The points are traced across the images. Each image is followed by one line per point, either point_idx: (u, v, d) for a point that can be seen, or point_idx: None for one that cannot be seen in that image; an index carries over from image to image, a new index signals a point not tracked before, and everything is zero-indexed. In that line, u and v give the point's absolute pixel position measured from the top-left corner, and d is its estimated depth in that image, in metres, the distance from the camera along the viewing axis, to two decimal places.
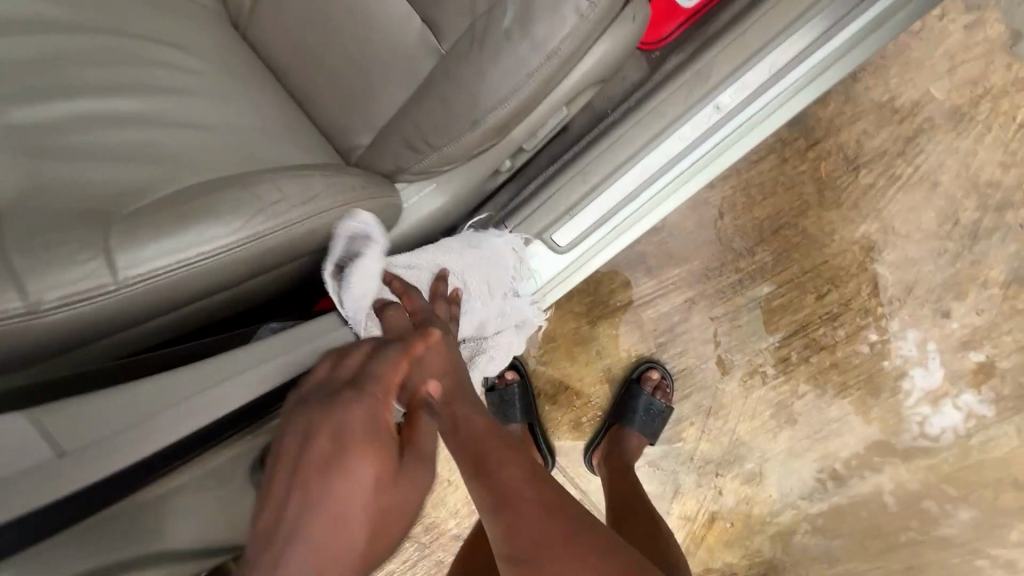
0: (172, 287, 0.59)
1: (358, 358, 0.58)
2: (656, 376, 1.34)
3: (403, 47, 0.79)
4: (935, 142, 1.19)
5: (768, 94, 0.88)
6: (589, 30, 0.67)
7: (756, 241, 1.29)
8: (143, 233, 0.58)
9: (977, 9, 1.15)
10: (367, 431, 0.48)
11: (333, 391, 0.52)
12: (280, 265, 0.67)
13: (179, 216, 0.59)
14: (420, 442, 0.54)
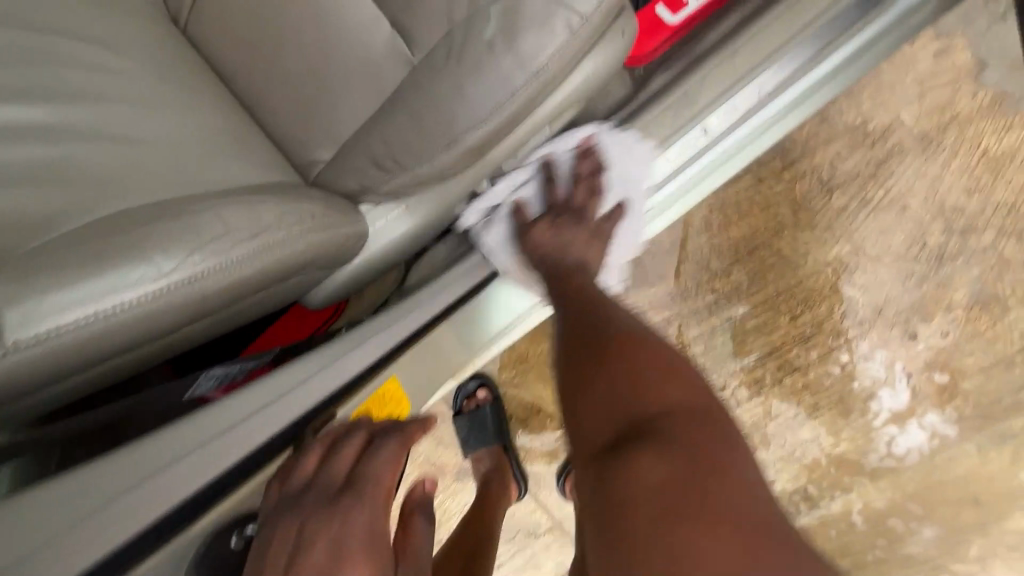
0: (89, 343, 0.50)
1: (353, 453, 0.50)
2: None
3: (368, 54, 0.70)
4: (905, 166, 1.20)
5: (747, 124, 0.89)
6: (580, 46, 0.60)
7: (732, 261, 1.27)
8: (58, 278, 0.49)
9: (946, 36, 1.16)
10: (368, 539, 0.43)
11: (331, 496, 0.46)
12: (223, 306, 0.58)
13: (98, 258, 0.51)
14: (413, 553, 0.52)
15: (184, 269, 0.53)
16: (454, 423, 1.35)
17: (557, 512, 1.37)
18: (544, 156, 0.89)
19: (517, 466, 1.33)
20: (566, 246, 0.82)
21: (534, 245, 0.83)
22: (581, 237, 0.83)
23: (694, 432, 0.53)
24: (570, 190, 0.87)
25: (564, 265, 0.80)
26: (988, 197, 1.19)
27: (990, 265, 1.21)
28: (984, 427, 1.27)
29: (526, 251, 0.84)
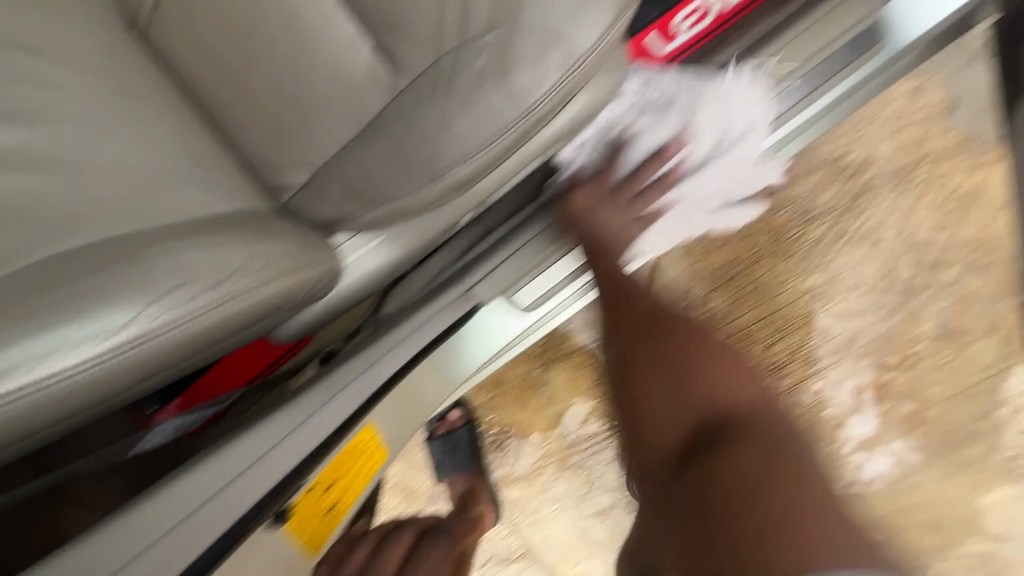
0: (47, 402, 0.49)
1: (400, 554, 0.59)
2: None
3: (349, 77, 0.66)
4: (879, 200, 1.23)
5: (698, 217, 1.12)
6: (575, 85, 0.58)
7: (711, 289, 1.27)
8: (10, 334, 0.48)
9: (920, 75, 1.19)
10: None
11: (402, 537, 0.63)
12: (188, 356, 0.55)
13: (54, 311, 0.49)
14: None
15: (142, 322, 0.51)
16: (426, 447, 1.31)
17: (529, 538, 1.34)
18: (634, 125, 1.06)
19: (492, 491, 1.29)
20: (602, 208, 1.03)
21: (579, 206, 1.03)
22: (612, 212, 1.03)
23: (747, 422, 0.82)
24: (647, 165, 1.07)
25: (598, 234, 1.02)
26: (955, 232, 1.22)
27: (955, 297, 1.25)
28: (947, 455, 1.30)
29: (568, 213, 1.03)
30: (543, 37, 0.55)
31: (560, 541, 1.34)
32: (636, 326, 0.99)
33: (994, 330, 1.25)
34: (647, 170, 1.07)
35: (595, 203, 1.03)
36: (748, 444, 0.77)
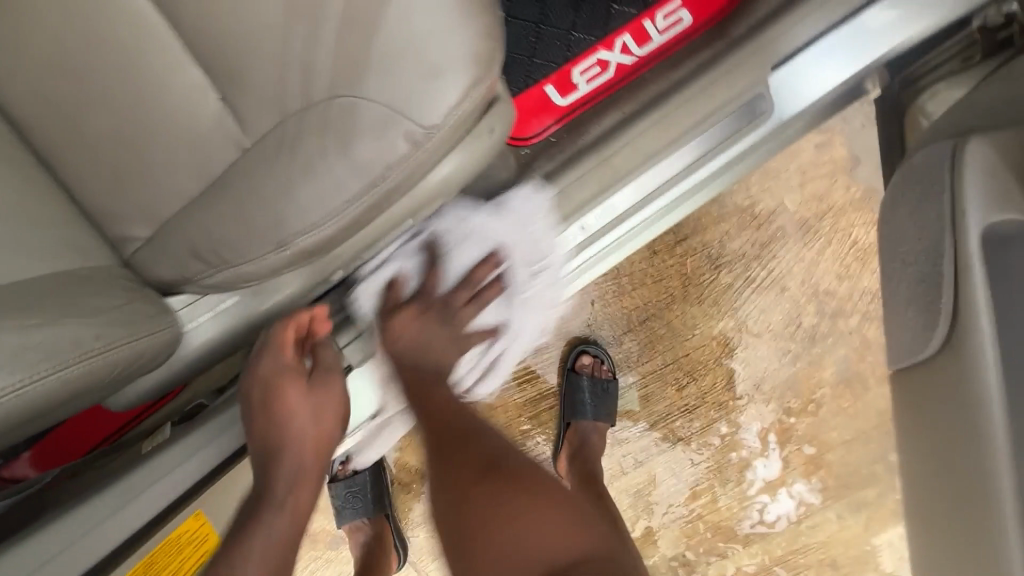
0: None
1: None
2: (588, 360, 1.25)
3: (194, 128, 0.60)
4: (785, 250, 1.25)
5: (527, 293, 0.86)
6: (427, 159, 0.54)
7: (623, 331, 1.28)
8: None
9: (826, 131, 1.22)
10: None
11: None
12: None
13: None
14: None
15: None
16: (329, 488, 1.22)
17: None
18: (451, 264, 0.84)
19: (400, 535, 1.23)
20: (430, 345, 0.80)
21: (401, 334, 0.80)
22: (439, 334, 0.81)
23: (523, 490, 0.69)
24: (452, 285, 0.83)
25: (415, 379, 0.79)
26: (856, 283, 1.27)
27: (855, 345, 1.29)
28: (845, 496, 1.33)
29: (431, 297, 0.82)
30: (389, 107, 0.51)
31: None
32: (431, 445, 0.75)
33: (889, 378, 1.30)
34: (460, 293, 0.83)
35: (418, 330, 0.80)
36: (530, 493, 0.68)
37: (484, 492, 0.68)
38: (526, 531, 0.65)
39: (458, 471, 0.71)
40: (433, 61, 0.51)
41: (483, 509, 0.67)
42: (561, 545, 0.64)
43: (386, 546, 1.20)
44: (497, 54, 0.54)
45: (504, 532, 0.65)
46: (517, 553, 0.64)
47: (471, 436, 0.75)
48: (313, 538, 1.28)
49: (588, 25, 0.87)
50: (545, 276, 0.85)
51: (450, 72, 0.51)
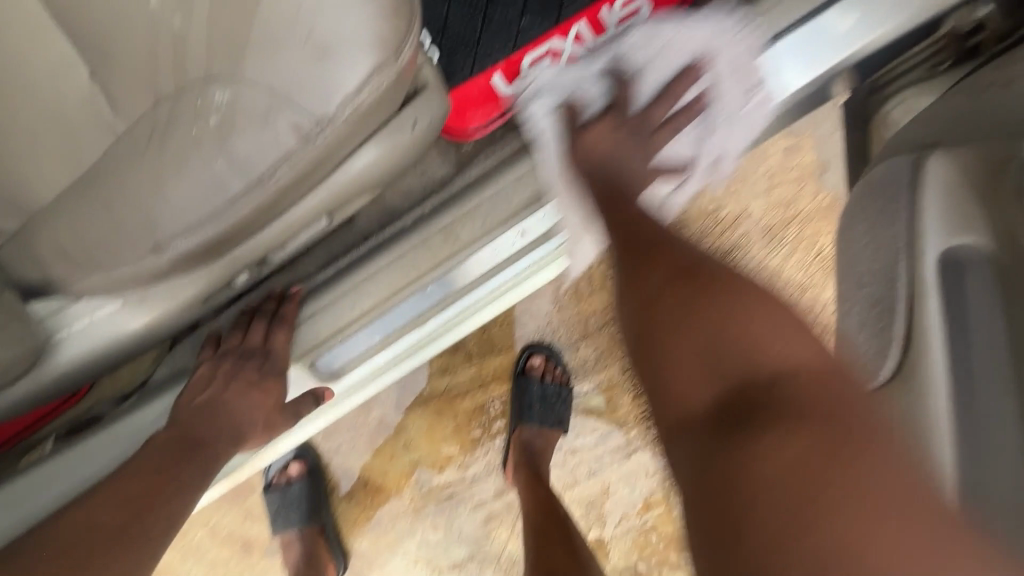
0: None
1: None
2: (539, 362, 1.20)
3: (57, 108, 0.52)
4: (750, 256, 1.21)
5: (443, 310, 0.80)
6: (321, 156, 0.47)
7: (580, 336, 1.22)
8: None
9: (796, 135, 1.17)
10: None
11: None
12: None
13: None
14: None
15: None
16: (264, 497, 1.21)
17: None
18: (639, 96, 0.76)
19: (337, 548, 1.21)
20: (625, 152, 0.74)
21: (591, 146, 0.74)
22: (635, 157, 0.74)
23: (807, 390, 0.50)
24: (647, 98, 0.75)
25: (617, 178, 0.73)
26: (820, 293, 1.22)
27: None
28: None
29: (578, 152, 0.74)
30: (274, 95, 0.45)
31: None
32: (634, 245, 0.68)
33: None
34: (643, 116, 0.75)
35: (606, 148, 0.74)
36: (698, 293, 0.60)
37: (704, 292, 0.59)
38: (763, 342, 0.54)
39: (659, 267, 0.64)
40: (322, 45, 0.44)
41: (742, 323, 0.56)
42: (774, 361, 0.53)
43: (318, 559, 1.19)
44: (405, 35, 0.46)
45: (736, 327, 0.56)
46: (754, 330, 0.55)
47: (663, 243, 0.67)
48: (248, 546, 1.21)
49: (539, 11, 0.79)
50: (729, 81, 0.72)
51: (342, 52, 0.44)
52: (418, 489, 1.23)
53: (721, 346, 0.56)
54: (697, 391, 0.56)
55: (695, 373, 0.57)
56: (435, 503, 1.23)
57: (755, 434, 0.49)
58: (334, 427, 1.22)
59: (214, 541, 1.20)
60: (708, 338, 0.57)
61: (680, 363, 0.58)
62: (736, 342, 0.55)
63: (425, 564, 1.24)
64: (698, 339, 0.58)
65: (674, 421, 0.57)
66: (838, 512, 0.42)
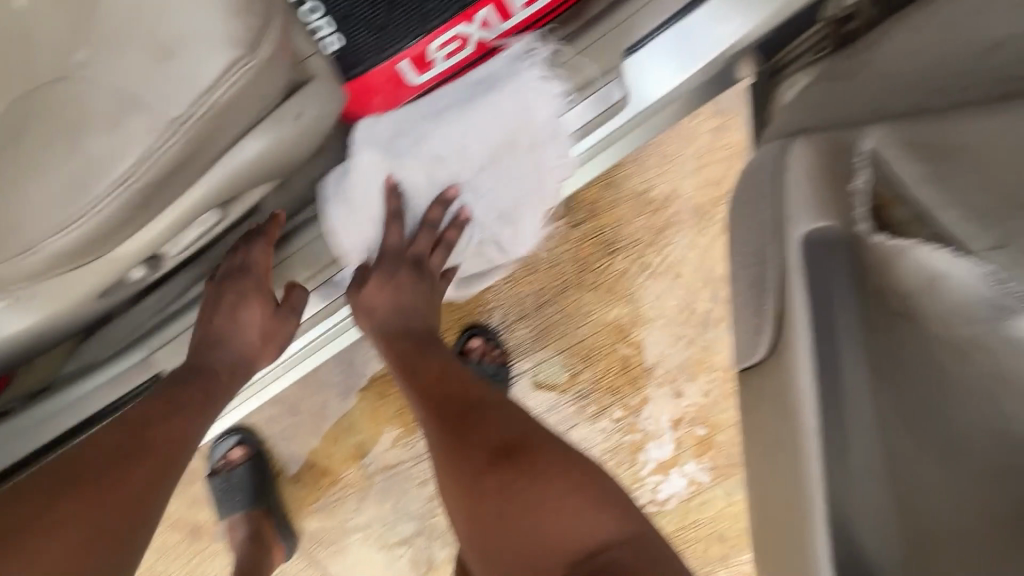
0: None
1: None
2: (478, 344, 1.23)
3: None
4: (680, 236, 1.24)
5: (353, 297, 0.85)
6: (182, 154, 0.48)
7: (517, 318, 1.26)
8: None
9: (722, 115, 1.19)
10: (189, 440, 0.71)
11: None
12: None
13: None
14: None
15: None
16: (207, 483, 1.23)
17: (329, 565, 1.27)
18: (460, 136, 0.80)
19: (284, 530, 1.24)
20: (403, 296, 0.83)
21: (375, 317, 0.84)
22: (410, 296, 0.83)
23: (535, 461, 0.71)
24: (413, 235, 0.84)
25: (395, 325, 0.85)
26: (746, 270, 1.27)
27: None
28: (733, 473, 1.34)
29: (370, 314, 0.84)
30: (120, 96, 0.46)
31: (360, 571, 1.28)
32: (410, 355, 0.84)
33: None
34: (421, 241, 0.84)
35: (395, 295, 0.83)
36: (462, 456, 0.73)
37: (496, 497, 0.69)
38: (553, 532, 0.67)
39: (474, 452, 0.73)
40: (173, 48, 0.45)
41: (523, 497, 0.69)
42: (571, 541, 0.66)
43: (266, 540, 1.21)
44: (259, 32, 0.47)
45: (537, 516, 0.67)
46: (541, 505, 0.68)
47: (471, 406, 0.78)
48: (196, 530, 1.24)
49: None
50: (539, 97, 0.76)
51: (191, 52, 0.45)
52: (362, 470, 1.26)
53: (521, 528, 0.68)
54: (548, 565, 0.66)
55: (540, 557, 0.66)
56: (381, 481, 1.26)
57: None
58: (276, 413, 1.24)
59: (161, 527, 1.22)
60: (504, 522, 0.68)
61: (488, 485, 0.70)
62: (493, 510, 0.69)
63: (374, 541, 1.27)
64: (505, 541, 0.68)
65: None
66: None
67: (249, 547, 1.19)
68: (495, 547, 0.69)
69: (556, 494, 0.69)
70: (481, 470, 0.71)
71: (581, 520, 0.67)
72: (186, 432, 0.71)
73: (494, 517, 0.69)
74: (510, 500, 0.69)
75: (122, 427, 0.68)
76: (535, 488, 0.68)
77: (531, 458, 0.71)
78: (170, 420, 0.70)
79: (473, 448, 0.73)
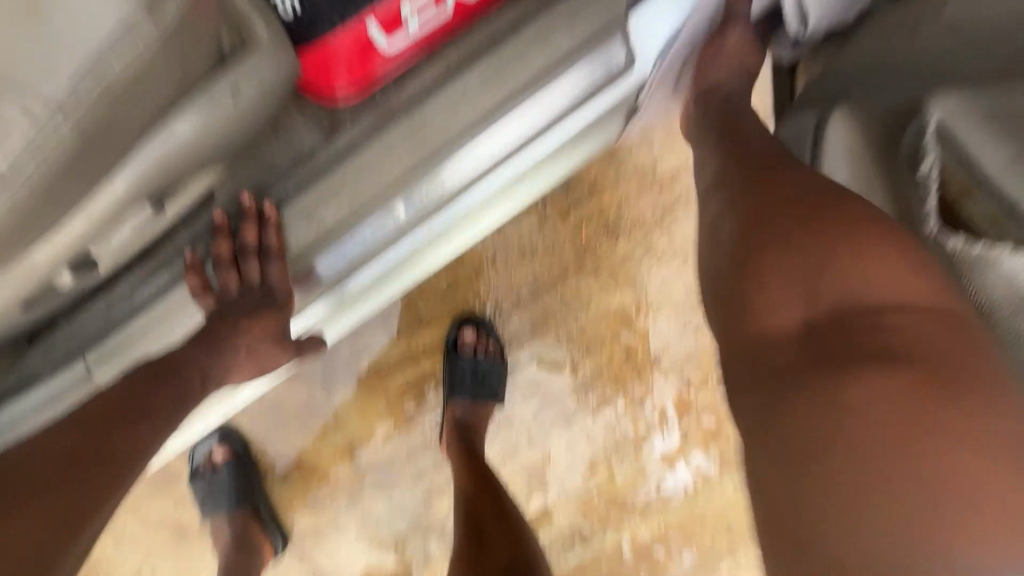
0: None
1: None
2: (471, 336, 1.15)
3: None
4: (689, 215, 1.14)
5: (322, 299, 0.79)
6: (75, 141, 0.40)
7: (513, 306, 1.17)
8: None
9: None
10: (147, 446, 0.70)
11: None
12: None
13: None
14: None
15: None
16: (191, 483, 1.18)
17: (321, 563, 1.23)
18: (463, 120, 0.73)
19: (273, 528, 1.19)
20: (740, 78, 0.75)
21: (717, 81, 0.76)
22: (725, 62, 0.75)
23: (840, 247, 0.56)
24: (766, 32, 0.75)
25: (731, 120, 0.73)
26: None
27: None
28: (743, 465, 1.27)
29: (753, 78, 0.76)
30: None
31: (354, 568, 1.23)
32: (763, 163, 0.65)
33: None
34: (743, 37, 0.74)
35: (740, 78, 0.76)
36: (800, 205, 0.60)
37: (849, 247, 0.56)
38: (877, 287, 0.54)
39: (787, 177, 0.63)
40: None
41: (825, 263, 0.56)
42: (872, 294, 0.54)
43: (254, 542, 1.16)
44: None
45: (863, 276, 0.55)
46: (862, 284, 0.54)
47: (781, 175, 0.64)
48: (183, 529, 1.20)
49: None
50: None
51: None
52: (352, 466, 1.20)
53: (799, 266, 0.57)
54: (785, 309, 0.57)
55: (788, 293, 0.57)
56: (372, 477, 1.21)
57: (848, 380, 0.50)
58: (260, 409, 1.18)
59: (146, 527, 1.18)
60: (798, 266, 0.57)
61: (780, 279, 0.58)
62: (779, 277, 0.58)
63: (366, 538, 1.22)
64: (793, 270, 0.57)
65: (743, 338, 0.60)
66: (932, 464, 0.46)
67: (235, 550, 1.15)
68: (739, 292, 0.61)
69: (930, 283, 0.53)
70: (801, 218, 0.59)
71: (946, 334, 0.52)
72: (144, 445, 0.69)
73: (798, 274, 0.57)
74: (795, 261, 0.58)
75: (80, 445, 0.66)
76: (874, 232, 0.56)
77: (848, 227, 0.57)
78: (136, 419, 0.69)
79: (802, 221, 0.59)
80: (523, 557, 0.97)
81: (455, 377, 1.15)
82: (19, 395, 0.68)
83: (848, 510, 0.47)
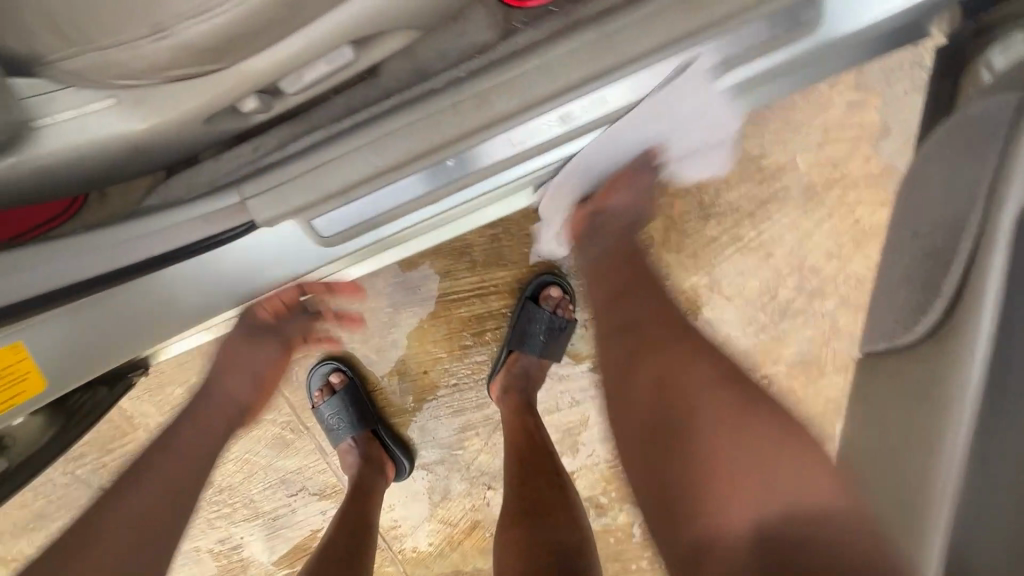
0: None
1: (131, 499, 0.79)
2: (556, 295, 1.17)
3: None
4: (782, 214, 1.15)
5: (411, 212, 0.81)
6: None
7: None
8: None
9: (864, 90, 1.08)
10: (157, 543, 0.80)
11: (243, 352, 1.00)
12: None
13: None
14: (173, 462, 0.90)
15: None
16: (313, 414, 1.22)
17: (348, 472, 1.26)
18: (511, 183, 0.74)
19: (397, 451, 1.23)
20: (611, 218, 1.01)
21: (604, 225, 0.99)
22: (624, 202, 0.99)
23: (721, 406, 0.70)
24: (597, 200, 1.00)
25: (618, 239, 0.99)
26: (845, 266, 1.17)
27: (822, 330, 1.21)
28: None
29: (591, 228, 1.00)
30: None
31: None
32: (658, 430, 0.73)
33: (847, 369, 1.22)
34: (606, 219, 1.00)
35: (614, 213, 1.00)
36: (728, 394, 0.72)
37: (725, 432, 0.68)
38: (778, 481, 0.64)
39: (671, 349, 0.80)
40: None
41: (685, 438, 0.70)
42: (807, 501, 0.62)
43: (379, 462, 1.20)
44: None
45: (750, 443, 0.66)
46: (734, 472, 0.66)
47: (689, 425, 0.71)
48: None
49: None
50: None
51: None
52: (398, 384, 1.23)
53: (749, 473, 0.65)
54: (734, 522, 0.63)
55: (719, 504, 0.65)
56: (415, 401, 1.23)
57: (699, 515, 0.66)
58: None
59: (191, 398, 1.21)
60: (757, 486, 0.64)
61: (645, 378, 0.78)
62: (737, 460, 0.66)
63: None
64: (753, 488, 0.64)
65: (691, 543, 0.65)
66: (739, 491, 0.65)
67: (361, 468, 1.17)
68: (687, 456, 0.69)
69: (767, 435, 0.67)
70: (726, 413, 0.69)
71: (782, 482, 0.64)
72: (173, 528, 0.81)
73: (711, 432, 0.69)
74: (756, 442, 0.67)
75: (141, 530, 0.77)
76: (791, 449, 0.67)
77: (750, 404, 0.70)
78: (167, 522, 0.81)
79: (745, 408, 0.70)
80: (574, 549, 0.82)
81: (527, 327, 1.16)
82: (160, 212, 0.68)
83: (698, 493, 0.67)
